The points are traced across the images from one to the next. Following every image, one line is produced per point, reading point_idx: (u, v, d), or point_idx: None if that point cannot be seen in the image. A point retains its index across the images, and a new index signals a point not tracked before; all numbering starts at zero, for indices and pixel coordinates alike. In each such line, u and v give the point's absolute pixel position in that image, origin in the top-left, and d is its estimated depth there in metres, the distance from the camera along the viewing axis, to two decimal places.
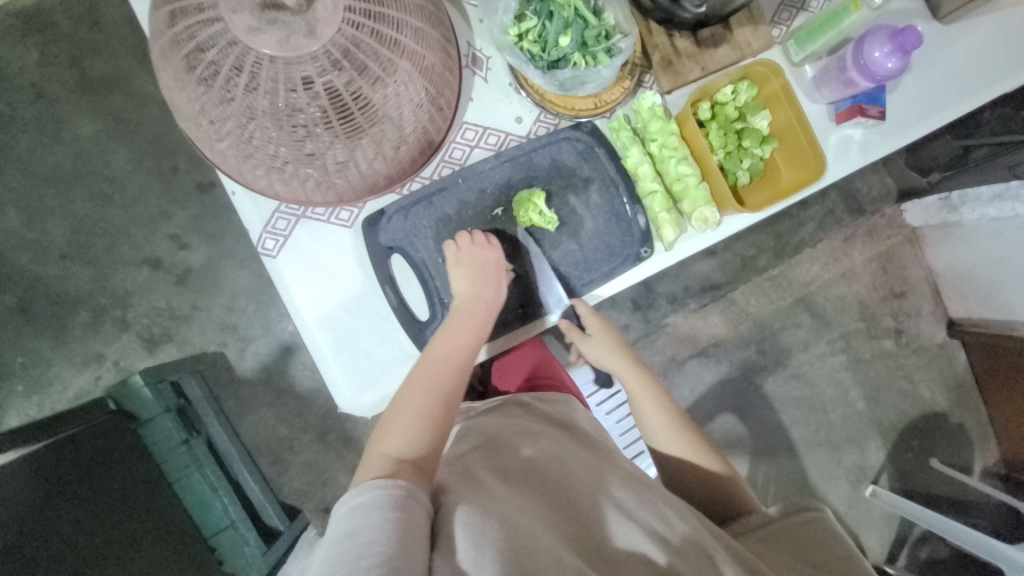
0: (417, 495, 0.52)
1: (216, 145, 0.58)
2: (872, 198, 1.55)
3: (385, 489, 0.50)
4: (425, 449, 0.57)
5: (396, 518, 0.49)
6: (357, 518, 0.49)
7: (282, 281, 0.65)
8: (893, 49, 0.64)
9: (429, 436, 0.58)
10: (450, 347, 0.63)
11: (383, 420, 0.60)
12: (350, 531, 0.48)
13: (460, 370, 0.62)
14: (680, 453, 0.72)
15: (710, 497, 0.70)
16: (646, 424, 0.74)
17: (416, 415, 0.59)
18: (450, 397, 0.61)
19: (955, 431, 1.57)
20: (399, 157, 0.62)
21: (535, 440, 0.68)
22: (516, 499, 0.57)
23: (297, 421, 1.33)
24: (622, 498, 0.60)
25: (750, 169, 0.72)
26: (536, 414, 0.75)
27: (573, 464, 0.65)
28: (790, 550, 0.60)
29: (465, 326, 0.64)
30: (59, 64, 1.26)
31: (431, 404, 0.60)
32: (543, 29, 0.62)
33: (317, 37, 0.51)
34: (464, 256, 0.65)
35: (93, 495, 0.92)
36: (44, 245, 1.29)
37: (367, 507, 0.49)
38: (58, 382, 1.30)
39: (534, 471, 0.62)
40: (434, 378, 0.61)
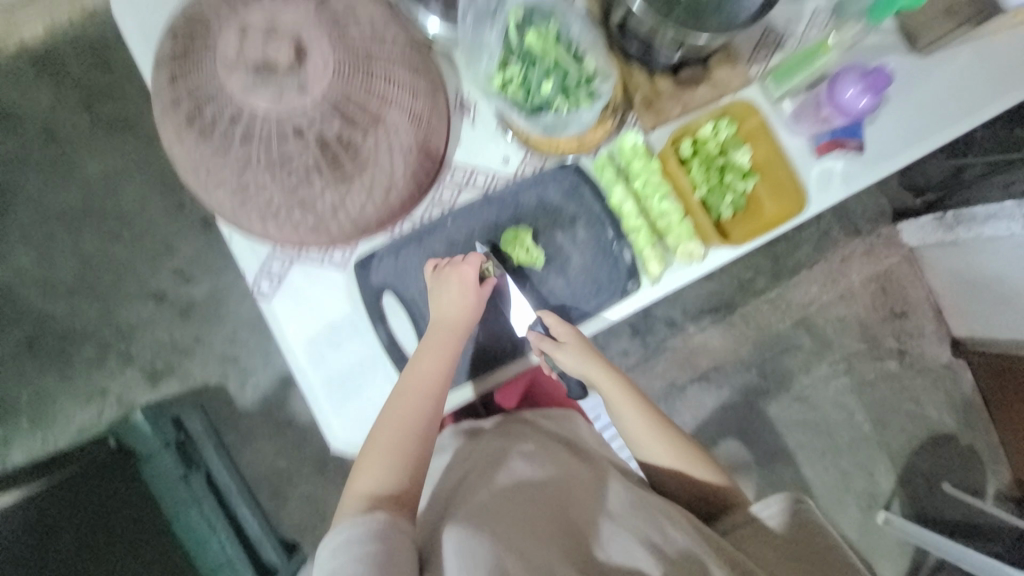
0: (398, 525, 0.54)
1: (211, 192, 0.61)
2: (868, 219, 1.55)
3: (365, 524, 0.54)
4: (401, 481, 0.60)
5: (377, 550, 0.52)
6: (338, 555, 0.52)
7: (277, 322, 0.67)
8: (864, 87, 0.68)
9: (405, 467, 0.60)
10: (417, 376, 0.64)
11: (360, 457, 0.62)
12: (333, 566, 0.51)
13: (432, 400, 0.63)
14: (663, 458, 0.71)
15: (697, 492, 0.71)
16: (626, 425, 0.72)
17: (391, 449, 0.61)
18: (422, 428, 0.62)
19: (965, 453, 1.54)
20: (389, 202, 0.63)
21: (532, 453, 0.70)
22: (508, 518, 0.60)
23: (295, 453, 1.32)
24: (617, 512, 0.64)
25: (734, 204, 0.74)
26: (541, 429, 0.76)
27: (573, 480, 0.67)
28: (780, 547, 0.61)
29: (430, 351, 0.64)
30: (72, 108, 1.32)
31: (406, 438, 0.61)
32: (526, 75, 0.64)
33: (309, 92, 0.54)
34: (447, 271, 0.66)
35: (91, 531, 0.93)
36: (53, 282, 1.32)
37: (349, 543, 0.53)
38: (62, 417, 1.31)
39: (529, 487, 0.64)
40: (409, 405, 0.63)
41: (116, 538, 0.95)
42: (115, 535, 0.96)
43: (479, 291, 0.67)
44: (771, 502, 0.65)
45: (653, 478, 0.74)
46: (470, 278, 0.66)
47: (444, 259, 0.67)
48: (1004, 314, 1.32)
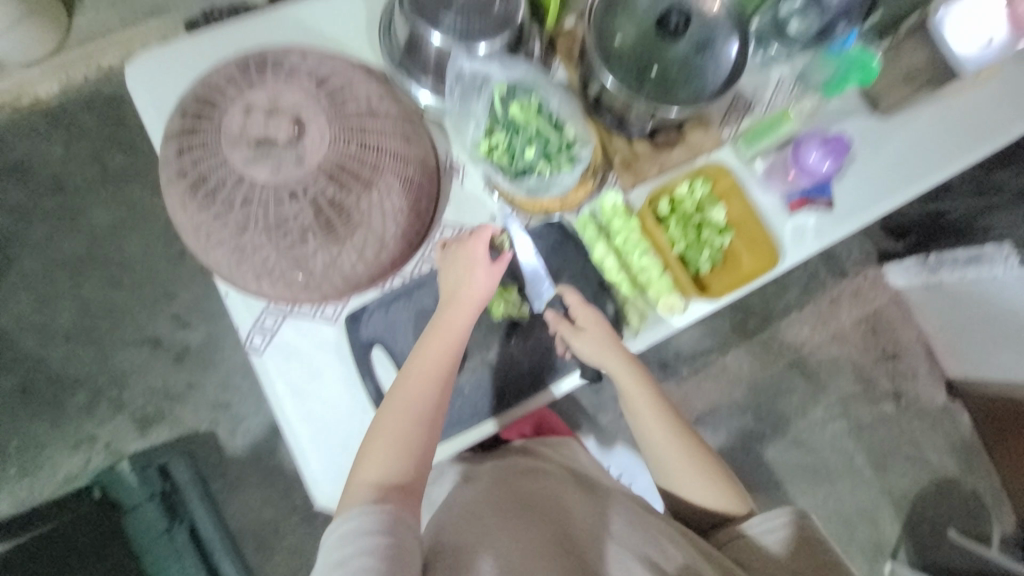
0: (405, 519, 0.56)
1: (210, 252, 0.63)
2: (854, 261, 1.58)
3: (373, 514, 0.55)
4: (407, 471, 0.60)
5: (386, 543, 0.53)
6: (347, 545, 0.53)
7: (268, 377, 0.68)
8: (825, 152, 0.73)
9: (411, 457, 0.60)
10: (426, 361, 0.63)
11: (364, 443, 0.62)
12: (341, 557, 0.52)
13: (439, 384, 0.63)
14: (669, 458, 0.72)
15: (699, 494, 0.71)
16: (646, 437, 0.72)
17: (397, 438, 0.60)
18: (429, 417, 0.62)
19: (970, 498, 1.51)
20: (381, 259, 0.66)
21: (538, 479, 0.73)
22: (518, 538, 0.61)
23: (285, 502, 1.30)
24: (618, 530, 0.66)
25: (712, 259, 0.76)
26: (542, 458, 0.80)
27: (572, 501, 0.70)
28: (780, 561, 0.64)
29: (439, 336, 0.64)
30: (82, 160, 1.37)
31: (411, 426, 0.61)
32: (511, 142, 0.69)
33: (305, 164, 0.59)
34: (459, 253, 0.67)
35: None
36: (51, 328, 1.34)
37: (356, 532, 0.54)
38: (49, 466, 1.29)
39: (534, 506, 0.67)
40: (418, 390, 0.62)
41: None
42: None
43: (492, 265, 0.66)
44: (774, 518, 0.67)
45: (658, 474, 0.74)
46: (479, 257, 0.67)
47: (458, 240, 0.68)
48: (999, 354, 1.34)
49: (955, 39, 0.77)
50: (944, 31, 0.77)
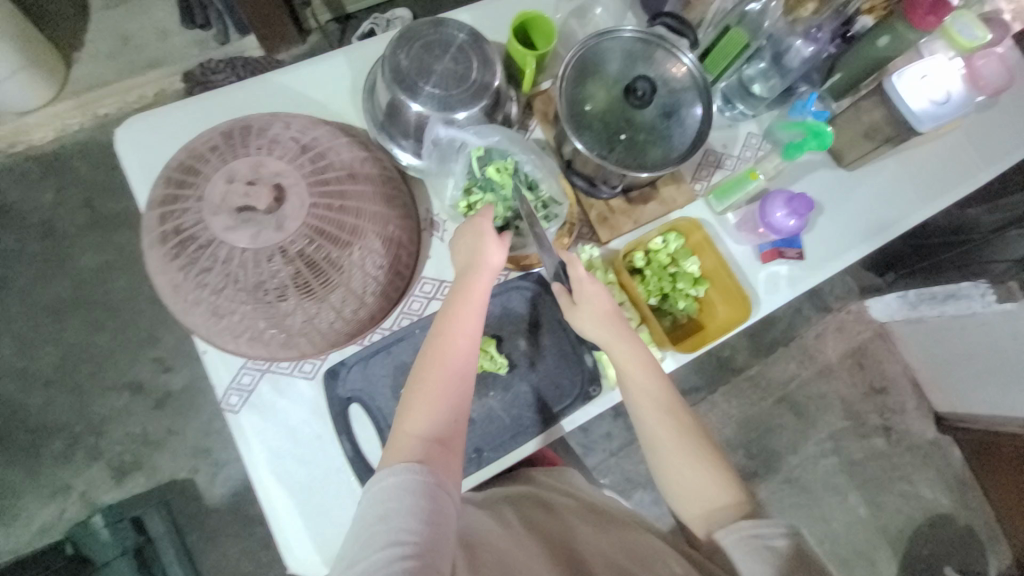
0: (445, 481, 0.55)
1: (189, 312, 0.64)
2: (836, 296, 1.61)
3: (414, 475, 0.54)
4: (445, 430, 0.58)
5: (427, 504, 0.53)
6: (389, 502, 0.52)
7: (244, 436, 0.67)
8: (790, 211, 0.76)
9: (448, 416, 0.59)
10: (456, 321, 0.62)
11: (401, 403, 0.60)
12: (383, 514, 0.52)
13: (471, 343, 0.62)
14: (663, 446, 0.67)
15: (691, 486, 0.66)
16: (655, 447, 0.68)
17: (434, 398, 0.59)
18: (462, 376, 0.61)
19: (965, 535, 1.49)
20: (359, 315, 0.67)
21: (546, 503, 0.72)
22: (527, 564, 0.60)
23: (267, 551, 1.26)
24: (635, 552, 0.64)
25: (687, 309, 0.78)
26: (541, 484, 0.77)
27: (578, 524, 0.68)
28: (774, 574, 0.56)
29: (467, 296, 0.63)
30: (73, 205, 1.39)
31: (446, 386, 0.60)
32: (487, 202, 0.71)
33: (286, 229, 0.60)
34: (468, 229, 0.66)
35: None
36: (30, 373, 1.32)
37: (399, 490, 0.53)
38: (21, 517, 1.25)
39: (545, 528, 0.66)
40: (445, 355, 0.61)
41: None
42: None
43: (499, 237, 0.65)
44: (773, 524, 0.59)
45: (652, 461, 0.69)
46: (484, 227, 0.65)
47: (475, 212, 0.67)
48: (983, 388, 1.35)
49: (908, 94, 0.80)
50: (897, 87, 0.80)
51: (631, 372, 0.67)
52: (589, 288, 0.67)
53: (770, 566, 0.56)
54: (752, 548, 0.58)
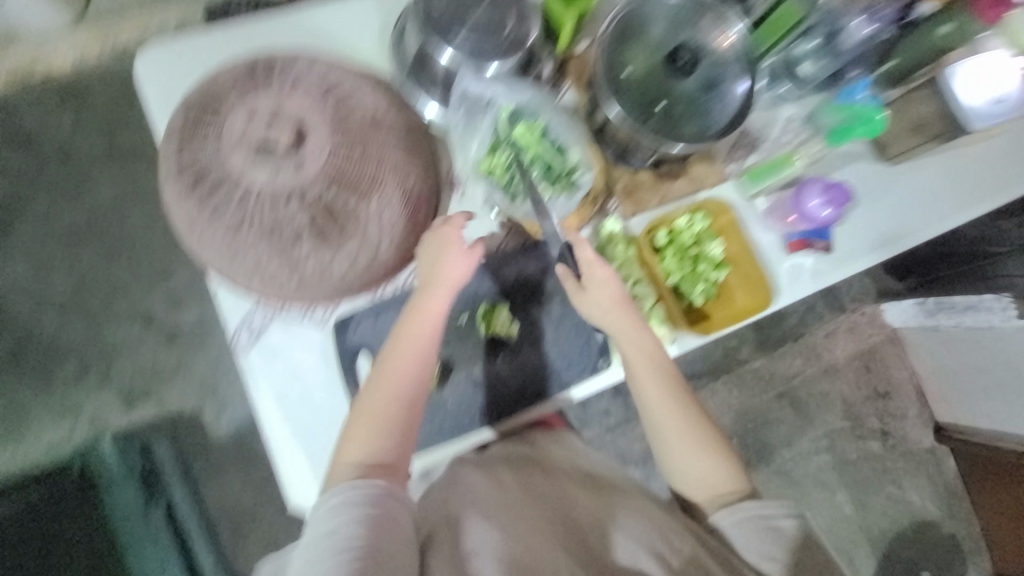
0: (390, 496, 0.58)
1: (203, 247, 0.63)
2: (852, 296, 1.58)
3: (358, 491, 0.57)
4: (390, 447, 0.61)
5: (376, 514, 0.56)
6: (336, 518, 0.55)
7: (252, 375, 0.68)
8: (825, 201, 0.74)
9: (394, 435, 0.62)
10: (404, 342, 0.63)
11: (347, 425, 0.63)
12: (331, 529, 0.55)
13: (421, 363, 0.64)
14: (665, 430, 0.68)
15: (693, 470, 0.67)
16: (660, 433, 0.68)
17: (380, 419, 0.61)
18: (411, 394, 0.63)
19: (945, 542, 1.51)
20: (373, 268, 0.66)
21: (544, 469, 0.72)
22: (520, 522, 0.63)
23: (268, 488, 1.31)
24: (623, 518, 0.65)
25: (705, 293, 0.76)
26: (539, 447, 0.76)
27: (575, 489, 0.69)
28: (780, 554, 0.60)
29: (418, 317, 0.64)
30: (91, 133, 1.38)
31: (391, 408, 0.62)
32: (512, 162, 0.69)
33: (304, 170, 0.59)
34: (430, 243, 0.66)
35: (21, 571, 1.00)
36: (45, 297, 1.34)
37: (343, 507, 0.56)
38: (34, 432, 1.30)
39: (538, 493, 0.67)
40: (395, 374, 0.62)
41: None
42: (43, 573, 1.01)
43: (462, 254, 0.66)
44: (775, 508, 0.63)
45: (654, 444, 0.70)
46: (453, 241, 0.66)
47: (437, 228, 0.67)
48: (986, 403, 1.34)
49: (963, 90, 0.77)
50: (954, 81, 0.77)
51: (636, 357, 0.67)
52: (599, 272, 0.66)
53: (776, 546, 0.60)
54: (759, 529, 0.62)
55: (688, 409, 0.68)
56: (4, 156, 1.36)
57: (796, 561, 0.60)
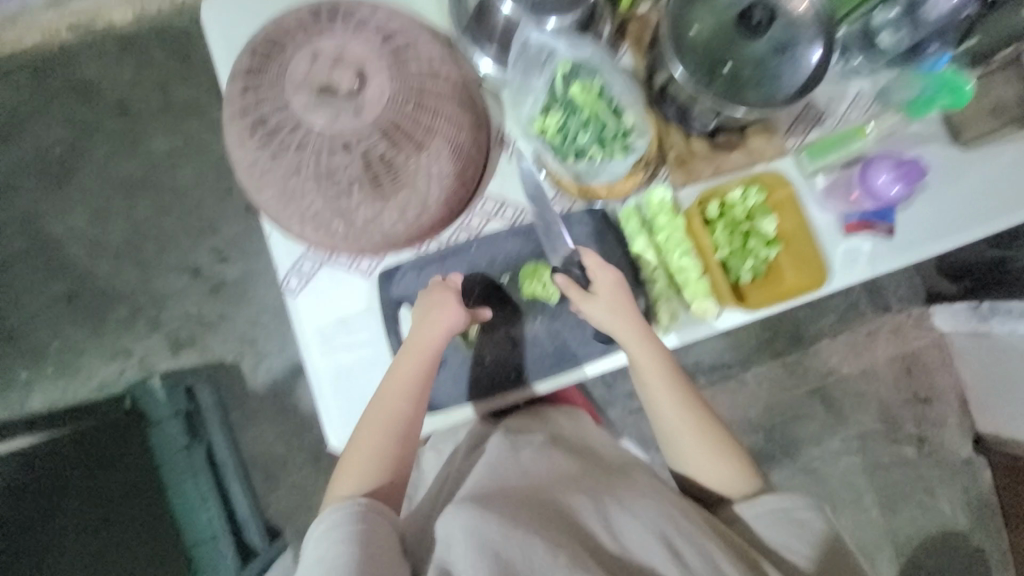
0: (375, 522, 0.58)
1: (260, 192, 0.65)
2: (899, 297, 1.49)
3: (343, 512, 0.58)
4: (381, 478, 0.64)
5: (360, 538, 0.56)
6: (320, 546, 0.56)
7: (299, 318, 0.71)
8: (896, 176, 0.69)
9: (384, 466, 0.64)
10: (398, 381, 0.65)
11: (342, 460, 0.65)
12: (316, 556, 0.55)
13: (413, 399, 0.65)
14: (681, 429, 0.69)
15: (710, 468, 0.68)
16: (664, 425, 0.70)
17: (372, 451, 0.64)
18: (401, 429, 0.65)
19: (973, 555, 1.46)
20: (420, 222, 0.66)
21: (540, 453, 0.67)
22: (510, 509, 0.54)
23: (296, 440, 1.36)
24: (630, 501, 0.59)
25: (753, 270, 0.74)
26: (556, 435, 0.74)
27: (583, 476, 0.63)
28: (807, 550, 0.58)
29: (410, 357, 0.65)
30: (148, 87, 1.42)
31: (381, 439, 0.64)
32: (565, 122, 0.68)
33: (363, 116, 0.60)
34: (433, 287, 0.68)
35: (73, 498, 0.97)
36: (101, 243, 1.41)
37: (328, 530, 0.57)
38: (85, 370, 1.38)
39: (530, 479, 0.62)
40: (388, 406, 0.64)
41: (98, 508, 0.99)
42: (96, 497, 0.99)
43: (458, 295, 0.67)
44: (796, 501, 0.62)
45: (666, 445, 0.71)
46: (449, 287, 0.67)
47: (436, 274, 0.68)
48: None
49: None
50: None
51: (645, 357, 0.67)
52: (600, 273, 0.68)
53: (802, 541, 0.59)
54: (780, 523, 0.61)
55: (693, 405, 0.69)
56: (67, 106, 1.42)
57: (824, 558, 0.58)
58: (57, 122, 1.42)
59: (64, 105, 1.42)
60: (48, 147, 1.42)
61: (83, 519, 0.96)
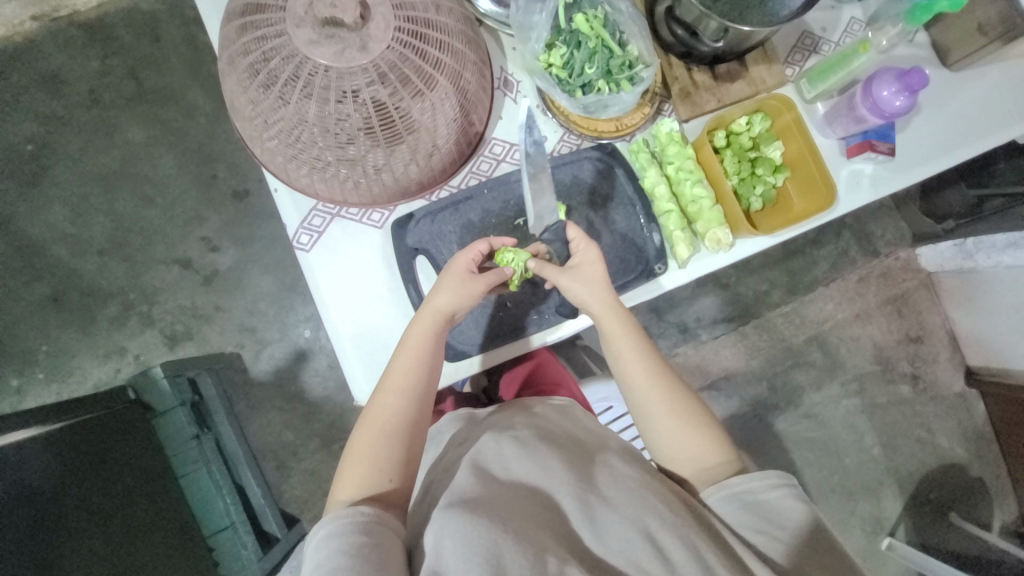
0: (382, 525, 0.54)
1: (267, 144, 0.64)
2: (887, 241, 1.41)
3: (346, 518, 0.53)
4: (383, 483, 0.60)
5: (364, 544, 0.52)
6: (321, 549, 0.52)
7: (312, 273, 0.74)
8: (900, 89, 0.69)
9: (389, 468, 0.60)
10: (398, 376, 0.64)
11: (342, 463, 0.62)
12: (316, 562, 0.51)
13: (414, 395, 0.64)
14: (655, 406, 0.66)
15: (681, 449, 0.64)
16: (635, 398, 0.67)
17: (379, 450, 0.61)
18: (404, 425, 0.62)
19: (975, 487, 1.38)
20: (431, 165, 0.67)
21: (521, 439, 0.61)
22: (494, 506, 0.53)
23: (303, 427, 1.32)
24: (614, 497, 0.56)
25: (764, 196, 0.76)
26: (540, 419, 0.67)
27: (558, 466, 0.58)
28: (780, 535, 0.54)
29: (411, 350, 0.65)
30: (119, 76, 1.36)
31: (386, 438, 0.61)
32: (570, 57, 0.68)
33: (369, 51, 0.56)
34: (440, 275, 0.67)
35: (97, 490, 0.91)
36: (83, 240, 1.35)
37: (329, 536, 0.52)
38: (78, 372, 1.32)
39: (514, 476, 0.58)
40: (392, 405, 0.63)
41: (110, 502, 0.92)
42: (115, 493, 0.94)
43: (459, 284, 0.65)
44: (773, 482, 0.57)
45: (639, 420, 0.68)
46: (457, 273, 0.66)
47: (450, 262, 0.67)
48: (1018, 344, 1.21)
49: None
50: None
51: (613, 328, 0.67)
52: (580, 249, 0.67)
53: (773, 525, 0.55)
54: (749, 505, 0.57)
55: (666, 380, 0.67)
56: (36, 101, 1.36)
57: (797, 540, 0.53)
58: (27, 117, 1.35)
59: (34, 100, 1.36)
60: (20, 144, 1.35)
61: (102, 512, 0.90)
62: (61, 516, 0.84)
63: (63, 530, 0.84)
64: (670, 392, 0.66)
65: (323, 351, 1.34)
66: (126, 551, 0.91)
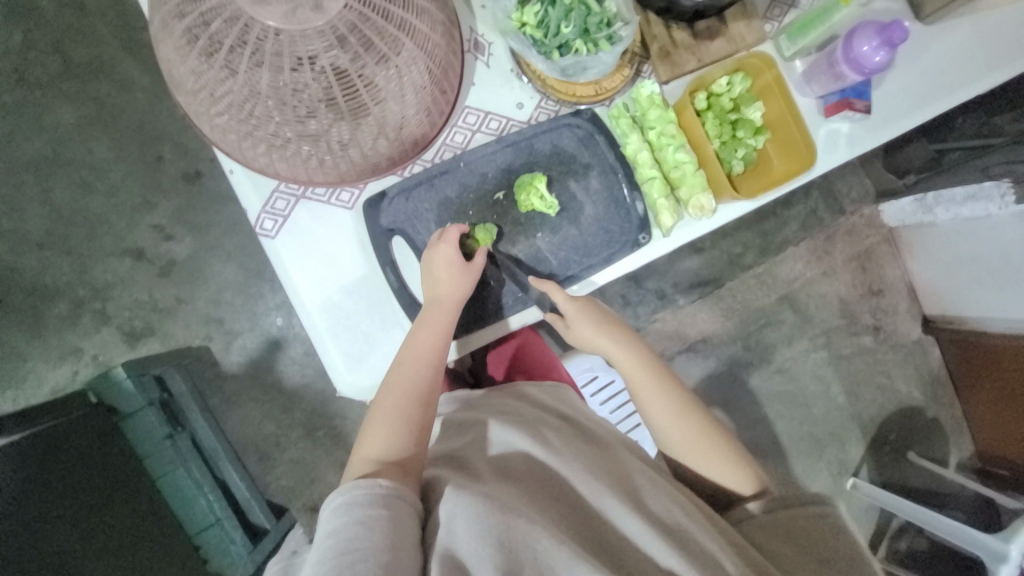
0: (405, 492, 0.51)
1: (216, 120, 0.58)
2: (851, 199, 1.45)
3: (365, 487, 0.50)
4: (406, 448, 0.59)
5: (384, 516, 0.49)
6: (338, 516, 0.49)
7: (279, 258, 0.70)
8: (880, 43, 0.67)
9: (406, 438, 0.59)
10: (413, 349, 0.65)
11: (361, 435, 0.61)
12: (335, 529, 0.48)
13: (431, 367, 0.64)
14: (671, 431, 0.68)
15: (714, 467, 0.67)
16: (654, 426, 0.70)
17: (393, 421, 0.60)
18: (421, 395, 0.63)
19: (930, 426, 1.48)
20: (401, 139, 0.63)
21: (528, 424, 0.62)
22: (506, 490, 0.52)
23: (284, 416, 1.27)
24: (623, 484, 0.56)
25: (745, 159, 0.75)
26: (536, 403, 0.68)
27: (559, 445, 0.59)
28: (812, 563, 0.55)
29: (430, 322, 0.66)
30: (42, 49, 1.22)
31: (403, 409, 0.62)
32: (546, 14, 0.64)
33: (324, 11, 0.50)
34: (431, 255, 0.67)
35: (68, 501, 0.86)
36: (20, 234, 1.23)
37: (349, 505, 0.49)
38: (33, 378, 1.23)
39: (523, 455, 0.58)
40: (405, 382, 0.63)
41: (92, 497, 0.90)
42: (87, 504, 0.88)
43: (456, 266, 0.67)
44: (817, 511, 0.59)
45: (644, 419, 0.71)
46: (454, 258, 0.67)
47: (435, 247, 0.67)
48: (972, 294, 1.26)
49: None
50: None
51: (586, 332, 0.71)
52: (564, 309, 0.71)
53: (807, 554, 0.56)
54: (789, 537, 0.58)
55: (677, 399, 0.69)
56: None
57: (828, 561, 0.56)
58: None
59: None
60: None
61: (83, 507, 0.88)
62: (31, 529, 0.78)
63: (42, 542, 0.78)
64: (688, 416, 0.68)
65: (297, 338, 1.29)
66: (107, 554, 0.87)
